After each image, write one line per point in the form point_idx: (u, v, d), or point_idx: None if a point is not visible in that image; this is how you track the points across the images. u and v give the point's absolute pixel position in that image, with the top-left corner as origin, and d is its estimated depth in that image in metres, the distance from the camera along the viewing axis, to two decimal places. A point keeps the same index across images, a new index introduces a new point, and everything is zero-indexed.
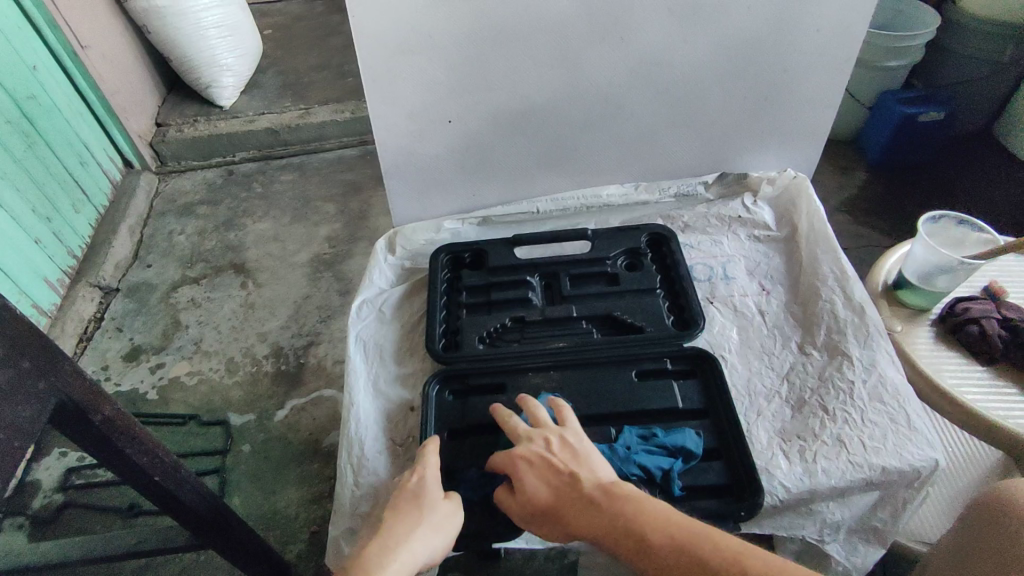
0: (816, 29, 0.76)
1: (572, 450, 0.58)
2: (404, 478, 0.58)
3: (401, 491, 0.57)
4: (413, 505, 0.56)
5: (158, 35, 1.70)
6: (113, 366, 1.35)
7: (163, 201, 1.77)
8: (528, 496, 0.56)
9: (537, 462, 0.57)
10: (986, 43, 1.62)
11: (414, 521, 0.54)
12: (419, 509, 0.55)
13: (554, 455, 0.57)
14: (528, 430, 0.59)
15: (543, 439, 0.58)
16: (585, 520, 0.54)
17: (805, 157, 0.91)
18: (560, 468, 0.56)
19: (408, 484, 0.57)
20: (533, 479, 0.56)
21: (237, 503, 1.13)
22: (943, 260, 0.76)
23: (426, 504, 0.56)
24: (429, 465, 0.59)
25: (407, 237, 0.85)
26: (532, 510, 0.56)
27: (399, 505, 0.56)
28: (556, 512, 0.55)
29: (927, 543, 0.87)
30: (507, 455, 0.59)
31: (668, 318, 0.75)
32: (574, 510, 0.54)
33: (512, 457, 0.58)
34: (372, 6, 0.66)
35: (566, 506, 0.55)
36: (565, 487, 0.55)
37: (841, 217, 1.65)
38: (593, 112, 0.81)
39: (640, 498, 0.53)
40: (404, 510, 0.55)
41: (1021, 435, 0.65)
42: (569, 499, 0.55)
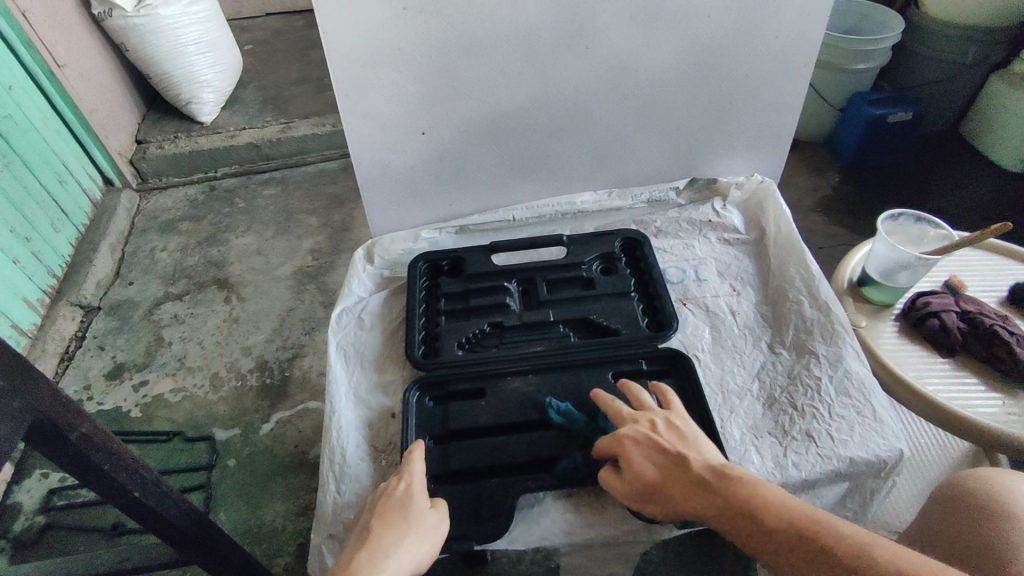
0: (775, 36, 0.79)
1: (679, 433, 0.60)
2: (391, 485, 0.59)
3: (388, 499, 0.58)
4: (400, 512, 0.56)
5: (136, 52, 1.70)
6: (96, 385, 1.34)
7: (144, 218, 1.77)
8: (638, 473, 0.57)
9: (645, 441, 0.59)
10: (949, 45, 1.67)
11: (400, 530, 0.55)
12: (406, 516, 0.56)
13: (660, 437, 0.59)
14: (633, 412, 0.62)
15: (649, 420, 0.61)
16: (698, 500, 0.55)
17: (772, 159, 0.94)
18: (670, 449, 0.58)
19: (395, 492, 0.58)
20: (643, 457, 0.58)
21: (223, 518, 1.12)
22: (903, 257, 0.78)
23: (413, 511, 0.57)
24: (415, 472, 0.60)
25: (385, 247, 0.86)
26: (640, 488, 0.57)
27: (387, 513, 0.57)
28: (666, 490, 0.56)
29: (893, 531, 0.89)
30: (614, 435, 0.60)
31: (642, 320, 0.77)
32: (687, 489, 0.56)
33: (619, 436, 0.60)
34: (341, 22, 0.68)
35: (678, 484, 0.56)
36: (677, 467, 0.57)
37: (816, 217, 1.69)
38: (563, 119, 0.83)
39: (756, 481, 0.55)
40: (392, 517, 0.56)
41: (982, 424, 0.68)
42: (681, 478, 0.56)
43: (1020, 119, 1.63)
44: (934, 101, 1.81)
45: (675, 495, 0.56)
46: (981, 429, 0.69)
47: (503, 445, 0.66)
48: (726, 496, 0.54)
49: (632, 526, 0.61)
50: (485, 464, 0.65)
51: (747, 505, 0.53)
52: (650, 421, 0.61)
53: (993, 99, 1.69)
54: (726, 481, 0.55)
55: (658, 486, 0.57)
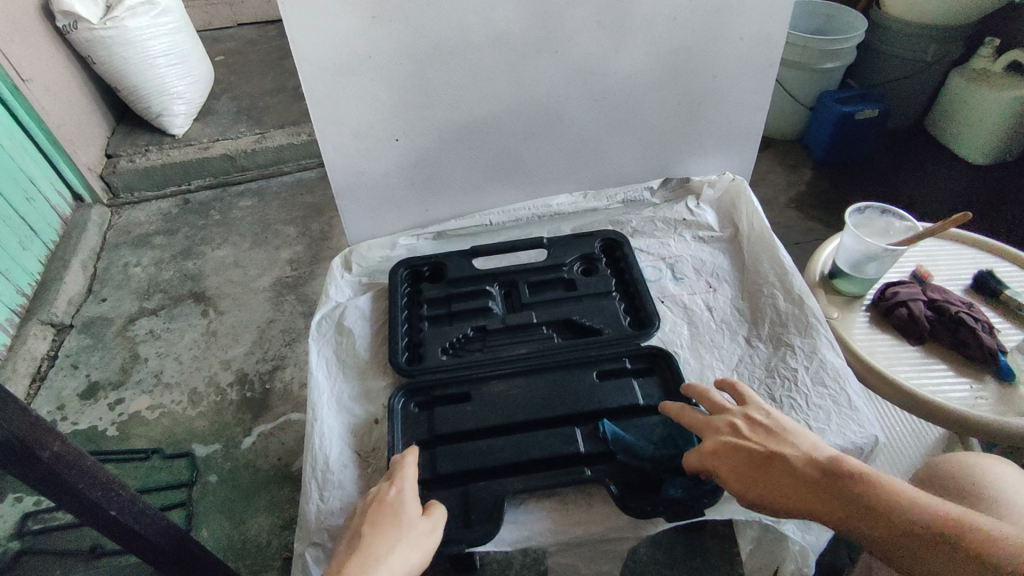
0: (740, 38, 0.81)
1: (766, 432, 0.59)
2: (382, 490, 0.59)
3: (379, 504, 0.58)
4: (392, 518, 0.56)
5: (103, 64, 1.67)
6: (70, 405, 1.31)
7: (116, 233, 1.74)
8: (742, 478, 0.56)
9: (733, 445, 0.58)
10: (910, 44, 1.72)
11: (393, 536, 0.55)
12: (398, 522, 0.56)
13: (748, 438, 0.58)
14: (709, 418, 0.61)
15: (731, 423, 0.60)
16: (813, 501, 0.54)
17: (743, 157, 0.95)
18: (770, 451, 0.57)
19: (387, 497, 0.58)
20: (745, 463, 0.56)
21: (205, 535, 1.10)
22: (869, 249, 0.80)
23: (405, 518, 0.56)
24: (407, 477, 0.59)
25: (363, 254, 0.86)
26: (748, 495, 0.56)
27: (379, 519, 0.56)
28: (771, 494, 0.56)
29: None
30: (703, 445, 0.59)
31: (624, 319, 0.77)
32: (801, 491, 0.55)
33: (705, 449, 0.59)
34: (309, 31, 0.68)
35: (789, 489, 0.55)
36: (782, 470, 0.56)
37: (791, 213, 1.72)
38: (535, 123, 0.84)
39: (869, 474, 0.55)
40: (383, 523, 0.56)
41: (953, 408, 0.69)
42: (792, 480, 0.55)
43: (981, 113, 1.68)
44: (900, 97, 1.85)
45: (787, 500, 0.55)
46: (953, 414, 0.70)
47: (489, 448, 0.66)
48: (848, 495, 0.54)
49: (617, 521, 0.62)
50: (472, 467, 0.64)
51: (873, 503, 0.53)
52: (730, 423, 0.60)
53: (955, 94, 1.74)
54: (842, 479, 0.54)
55: (769, 492, 0.55)
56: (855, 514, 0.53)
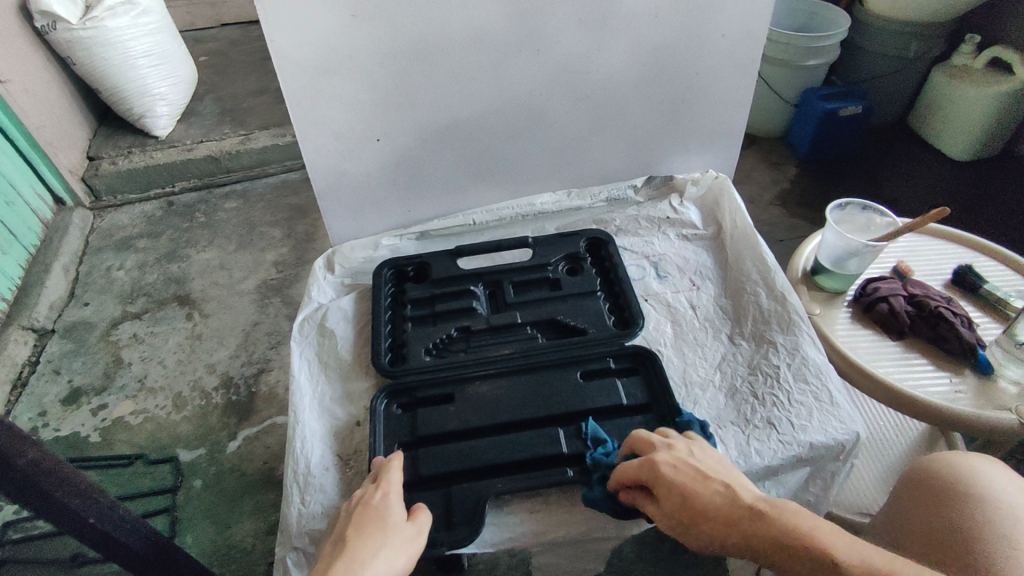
0: (721, 36, 0.81)
1: (714, 459, 0.59)
2: (366, 494, 0.58)
3: (364, 508, 0.57)
4: (376, 522, 0.56)
5: (84, 65, 1.64)
6: (51, 411, 1.29)
7: (99, 236, 1.72)
8: (679, 496, 0.56)
9: (682, 466, 0.57)
10: (892, 41, 1.74)
11: (378, 541, 0.54)
12: (383, 526, 0.55)
13: (699, 461, 0.58)
14: (664, 439, 0.60)
15: (684, 446, 0.59)
16: (751, 529, 0.53)
17: (726, 155, 0.96)
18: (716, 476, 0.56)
19: (372, 501, 0.57)
20: (687, 483, 0.56)
21: (189, 541, 1.09)
22: (851, 245, 0.81)
23: (389, 522, 0.56)
24: (393, 482, 0.59)
25: (345, 254, 0.85)
26: (683, 515, 0.55)
27: (364, 523, 0.56)
28: (709, 516, 0.54)
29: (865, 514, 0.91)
30: (647, 459, 0.58)
31: (609, 319, 0.77)
32: (739, 517, 0.54)
33: (655, 463, 0.57)
34: (287, 30, 0.67)
35: (728, 514, 0.54)
36: (724, 496, 0.55)
37: (776, 210, 1.73)
38: (518, 122, 0.84)
39: (810, 516, 0.53)
40: (368, 527, 0.55)
41: (934, 403, 0.70)
42: (733, 505, 0.54)
43: (963, 109, 1.70)
44: (883, 94, 1.87)
45: (724, 525, 0.54)
46: (934, 409, 0.71)
47: (473, 449, 0.65)
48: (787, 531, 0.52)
49: (598, 523, 0.62)
50: (456, 468, 0.64)
51: (811, 543, 0.51)
52: (684, 447, 0.59)
53: (937, 90, 1.76)
54: (782, 513, 0.53)
55: (704, 515, 0.55)
56: (790, 552, 0.52)
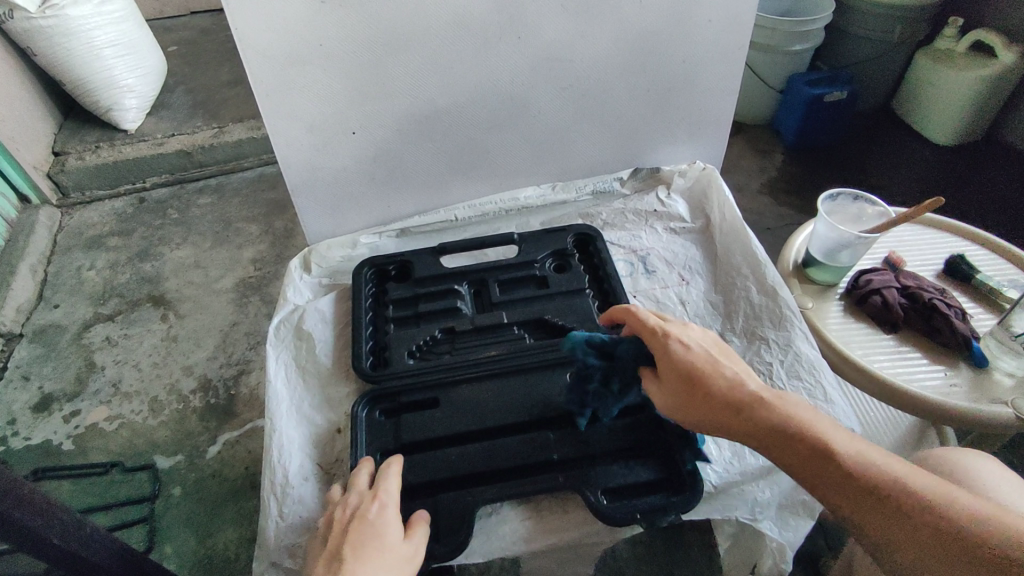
0: (708, 21, 0.78)
1: (724, 349, 0.60)
2: (363, 505, 0.55)
3: (361, 522, 0.54)
4: (374, 539, 0.53)
5: (44, 57, 1.56)
6: (21, 419, 1.24)
7: (67, 235, 1.66)
8: (681, 369, 0.57)
9: (692, 347, 0.59)
10: (877, 25, 1.72)
11: (376, 562, 0.51)
12: (380, 544, 0.53)
13: (706, 346, 0.59)
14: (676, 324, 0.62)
15: (696, 332, 0.61)
16: (753, 416, 0.55)
17: (712, 145, 0.93)
18: (722, 361, 0.57)
19: (369, 515, 0.54)
20: (693, 359, 0.57)
21: (170, 551, 1.06)
22: (843, 237, 0.79)
23: (387, 540, 0.53)
24: (390, 492, 0.56)
25: (322, 254, 0.82)
26: (688, 389, 0.57)
27: (361, 540, 0.52)
28: (712, 394, 0.56)
29: None
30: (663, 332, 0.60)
31: (597, 318, 0.75)
32: (743, 401, 0.55)
33: (666, 341, 0.59)
34: (252, 17, 0.63)
35: (726, 395, 0.56)
36: (727, 379, 0.56)
37: (763, 198, 1.72)
38: (500, 111, 0.80)
39: (806, 410, 0.55)
40: (365, 545, 0.52)
41: (929, 400, 0.69)
42: (738, 391, 0.56)
43: (947, 92, 1.69)
44: (868, 79, 1.86)
45: (725, 408, 0.56)
46: (930, 404, 0.69)
47: (459, 456, 0.63)
48: (782, 417, 0.54)
49: (591, 528, 0.60)
50: (443, 477, 0.61)
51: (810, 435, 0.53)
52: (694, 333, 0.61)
53: (920, 74, 1.75)
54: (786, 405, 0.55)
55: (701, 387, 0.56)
56: (793, 440, 0.53)
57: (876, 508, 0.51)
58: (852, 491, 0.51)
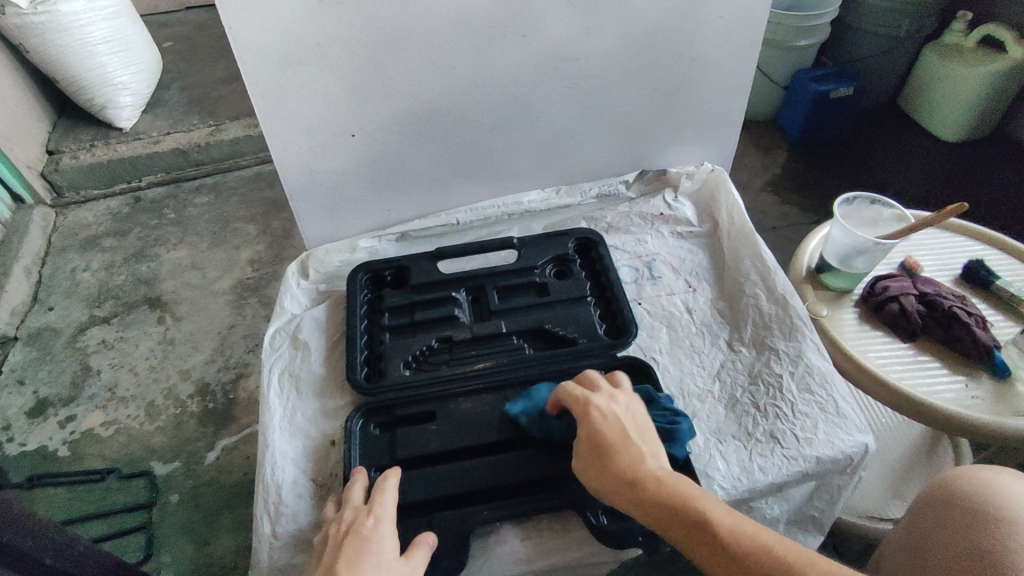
0: (719, 18, 0.76)
1: (643, 424, 0.57)
2: (357, 520, 0.53)
3: (354, 538, 0.52)
4: (368, 555, 0.50)
5: (38, 54, 1.53)
6: (16, 425, 1.22)
7: (62, 236, 1.63)
8: (588, 442, 0.55)
9: (605, 418, 0.56)
10: (884, 20, 1.70)
11: None
12: (375, 560, 0.50)
13: (620, 417, 0.56)
14: (603, 388, 0.59)
15: (618, 400, 0.58)
16: (643, 496, 0.52)
17: (720, 145, 0.91)
18: (631, 437, 0.55)
19: (362, 529, 0.52)
20: (604, 432, 0.55)
21: (166, 560, 1.04)
22: (859, 243, 0.77)
23: (381, 556, 0.51)
24: (386, 506, 0.54)
25: (319, 259, 0.79)
26: (591, 462, 0.55)
27: (355, 556, 0.50)
28: (609, 470, 0.54)
29: (886, 522, 0.90)
30: (584, 396, 0.57)
31: (601, 327, 0.72)
32: (637, 480, 0.52)
33: (583, 408, 0.57)
34: (246, 15, 0.60)
35: (621, 471, 0.53)
36: (631, 458, 0.54)
37: (768, 196, 1.69)
38: (502, 112, 0.78)
39: (709, 496, 0.51)
40: (359, 561, 0.50)
41: (949, 411, 0.67)
42: (635, 469, 0.53)
43: (956, 88, 1.66)
44: (874, 75, 1.83)
45: (619, 485, 0.53)
46: (947, 416, 0.67)
47: (457, 472, 0.61)
48: (675, 500, 0.51)
49: (594, 547, 0.58)
50: (441, 495, 0.59)
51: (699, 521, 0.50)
52: (620, 401, 0.58)
53: (927, 70, 1.73)
54: (684, 488, 0.51)
55: (603, 464, 0.54)
56: (681, 524, 0.50)
57: None
58: None
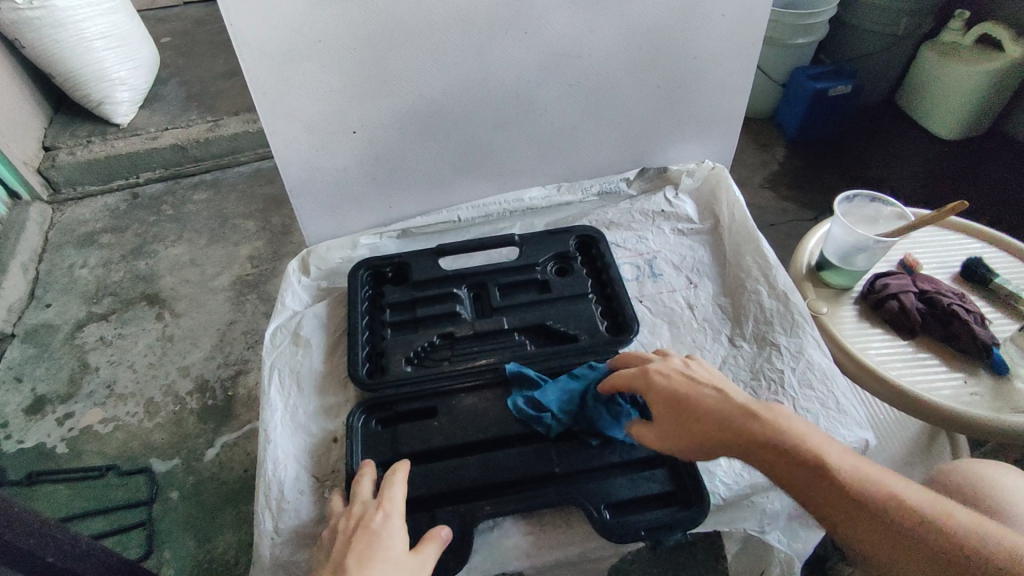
0: (721, 15, 0.76)
1: (709, 371, 0.59)
2: (366, 515, 0.53)
3: (364, 533, 0.52)
4: (377, 550, 0.50)
5: (33, 49, 1.51)
6: (14, 422, 1.22)
7: (59, 232, 1.63)
8: (663, 399, 0.57)
9: (673, 373, 0.58)
10: (883, 17, 1.70)
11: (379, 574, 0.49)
12: (384, 555, 0.50)
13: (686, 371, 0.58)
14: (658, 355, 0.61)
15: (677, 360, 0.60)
16: (736, 434, 0.53)
17: (720, 143, 0.91)
18: (707, 383, 0.57)
19: (372, 524, 0.52)
20: (676, 387, 0.57)
21: (168, 556, 1.04)
22: (860, 241, 0.77)
23: (390, 552, 0.51)
24: (395, 501, 0.54)
25: (320, 256, 0.79)
26: (670, 414, 0.56)
27: (365, 550, 0.50)
28: (691, 415, 0.55)
29: None
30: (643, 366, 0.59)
31: (601, 324, 0.72)
32: (725, 417, 0.54)
33: (647, 373, 0.59)
34: (247, 12, 0.60)
35: (708, 414, 0.55)
36: (714, 398, 0.55)
37: (767, 194, 1.69)
38: (504, 109, 0.78)
39: (800, 424, 0.53)
40: (368, 556, 0.50)
41: (947, 408, 0.67)
42: (719, 407, 0.55)
43: (955, 87, 1.66)
44: (873, 72, 1.83)
45: (706, 427, 0.54)
46: (946, 412, 0.68)
47: (458, 469, 0.61)
48: (771, 430, 0.52)
49: (596, 543, 0.58)
50: (443, 490, 0.59)
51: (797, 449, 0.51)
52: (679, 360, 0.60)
53: (926, 69, 1.73)
54: (773, 416, 0.53)
55: (683, 414, 0.55)
56: (777, 453, 0.52)
57: (865, 525, 0.49)
58: (841, 509, 0.49)
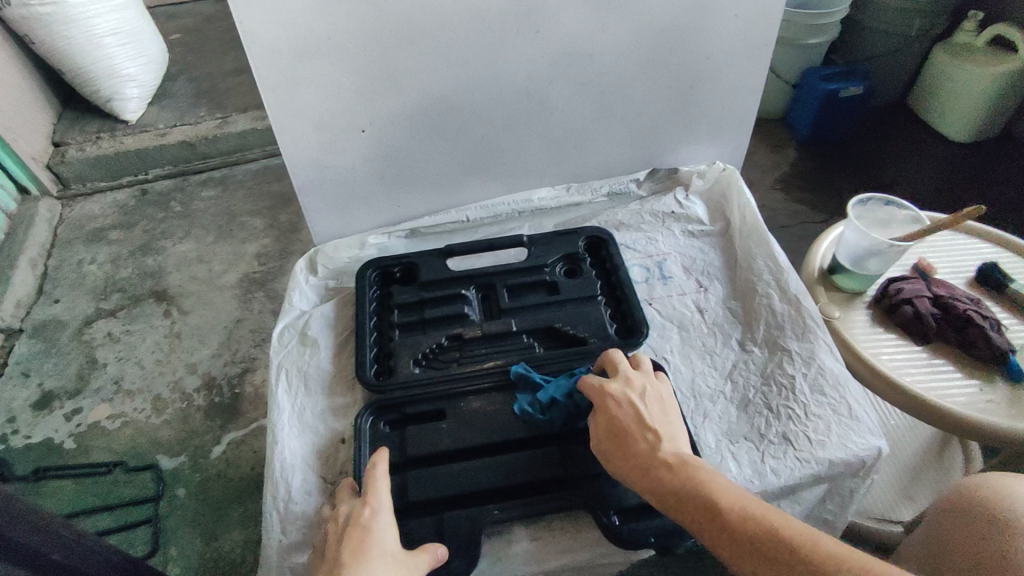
0: (735, 15, 0.75)
1: (660, 405, 0.58)
2: (355, 512, 0.53)
3: (355, 529, 0.52)
4: (370, 543, 0.50)
5: (42, 44, 1.51)
6: (22, 417, 1.22)
7: (68, 228, 1.63)
8: (605, 428, 0.56)
9: (620, 403, 0.57)
10: (897, 18, 1.68)
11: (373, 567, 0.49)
12: (378, 548, 0.50)
13: (634, 401, 0.57)
14: (625, 373, 0.59)
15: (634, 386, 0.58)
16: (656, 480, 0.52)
17: (732, 144, 0.91)
18: (647, 422, 0.55)
19: (361, 519, 0.52)
20: (618, 418, 0.56)
21: (174, 553, 1.04)
22: (872, 244, 0.76)
23: (382, 544, 0.50)
24: (381, 494, 0.54)
25: (329, 255, 0.79)
26: (607, 446, 0.56)
27: (358, 546, 0.50)
28: (621, 454, 0.54)
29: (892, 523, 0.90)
30: (601, 384, 0.58)
31: (610, 327, 0.72)
32: (649, 461, 0.53)
33: (598, 397, 0.58)
34: (258, 10, 0.60)
35: (634, 454, 0.54)
36: (644, 441, 0.54)
37: (777, 196, 1.68)
38: (513, 108, 0.77)
39: (721, 479, 0.51)
40: (363, 550, 0.50)
41: (964, 416, 0.66)
42: (648, 450, 0.53)
43: (966, 89, 1.64)
44: (885, 73, 1.82)
45: (632, 468, 0.54)
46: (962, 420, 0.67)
47: (465, 472, 0.60)
48: (686, 481, 0.51)
49: (605, 548, 0.58)
50: (450, 493, 0.59)
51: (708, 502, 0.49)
52: (639, 387, 0.58)
53: (938, 70, 1.71)
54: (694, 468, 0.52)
55: (614, 452, 0.55)
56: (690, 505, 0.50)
57: None
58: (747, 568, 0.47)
